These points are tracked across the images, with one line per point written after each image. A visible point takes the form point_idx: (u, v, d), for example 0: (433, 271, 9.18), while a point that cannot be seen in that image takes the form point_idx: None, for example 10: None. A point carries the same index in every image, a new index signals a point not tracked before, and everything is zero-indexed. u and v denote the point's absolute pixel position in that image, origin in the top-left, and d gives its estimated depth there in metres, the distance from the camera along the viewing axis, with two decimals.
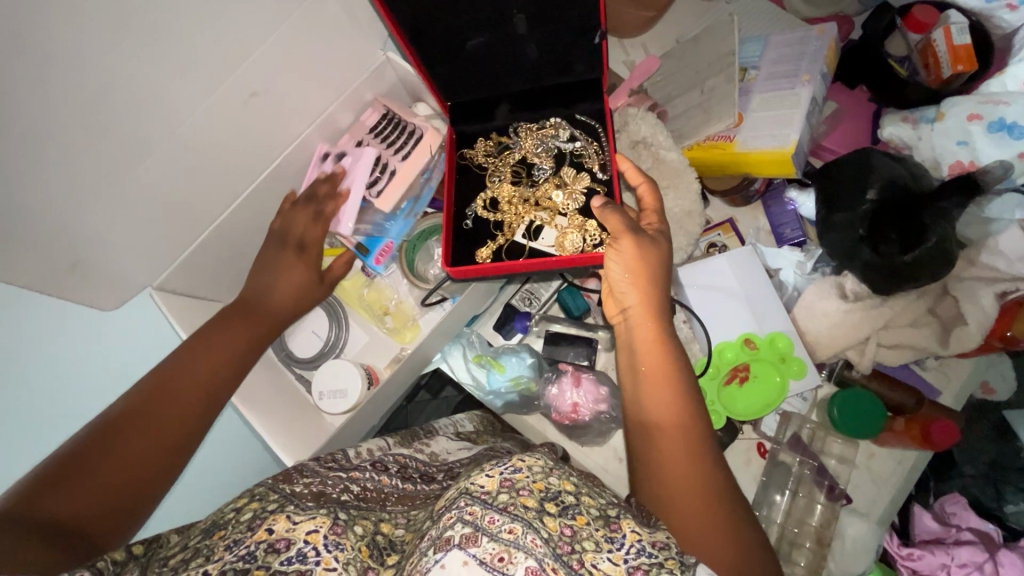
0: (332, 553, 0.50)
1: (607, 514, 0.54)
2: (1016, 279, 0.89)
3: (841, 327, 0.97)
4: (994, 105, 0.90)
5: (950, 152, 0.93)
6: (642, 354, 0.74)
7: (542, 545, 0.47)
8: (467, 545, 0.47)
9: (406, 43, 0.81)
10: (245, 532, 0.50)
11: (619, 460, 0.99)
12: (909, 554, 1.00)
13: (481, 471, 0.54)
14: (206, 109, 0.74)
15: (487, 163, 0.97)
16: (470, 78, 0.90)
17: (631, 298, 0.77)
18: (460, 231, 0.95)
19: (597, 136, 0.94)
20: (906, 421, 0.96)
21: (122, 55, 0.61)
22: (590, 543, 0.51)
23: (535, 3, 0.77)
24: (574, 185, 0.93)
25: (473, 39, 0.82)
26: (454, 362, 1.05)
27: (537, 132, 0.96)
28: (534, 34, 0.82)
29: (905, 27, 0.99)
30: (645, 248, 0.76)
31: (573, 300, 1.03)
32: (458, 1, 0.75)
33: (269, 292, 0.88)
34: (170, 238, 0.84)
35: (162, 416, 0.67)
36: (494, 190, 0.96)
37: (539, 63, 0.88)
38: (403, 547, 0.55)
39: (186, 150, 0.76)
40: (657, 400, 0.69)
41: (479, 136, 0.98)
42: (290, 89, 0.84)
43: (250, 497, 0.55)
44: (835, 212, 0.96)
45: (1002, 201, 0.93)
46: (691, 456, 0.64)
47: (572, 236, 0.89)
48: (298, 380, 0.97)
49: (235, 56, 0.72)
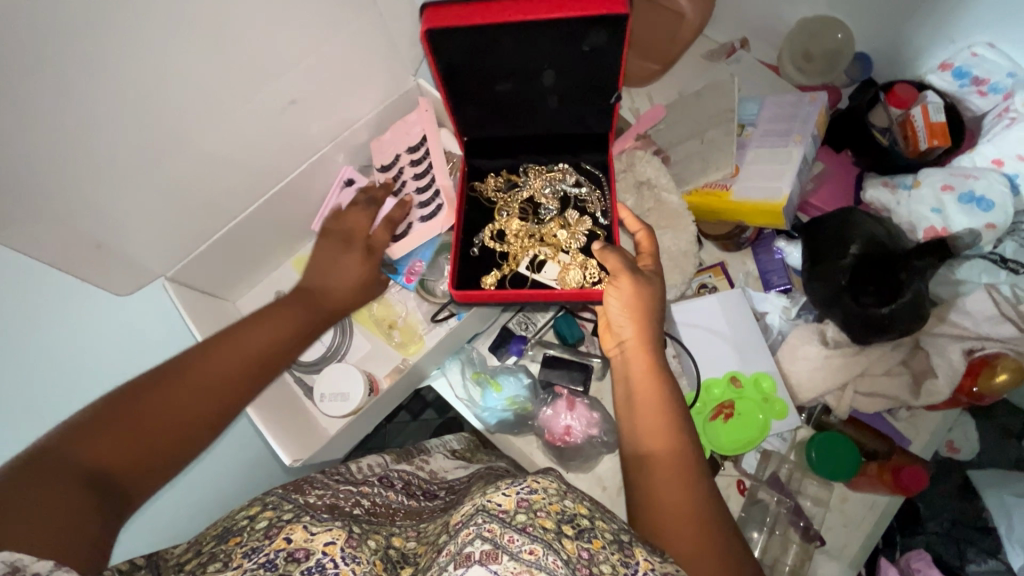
0: (350, 565, 0.49)
1: (620, 539, 0.56)
2: (981, 338, 0.96)
3: (821, 371, 1.02)
4: (965, 178, 0.99)
5: (924, 218, 1.01)
6: (634, 385, 0.77)
7: (562, 566, 0.49)
8: (488, 562, 0.49)
9: (440, 82, 0.86)
10: (262, 540, 0.51)
11: (603, 488, 1.00)
12: None
13: (497, 488, 0.57)
14: (244, 109, 0.78)
15: (497, 198, 1.02)
16: (486, 118, 0.95)
17: (628, 332, 0.81)
18: (468, 258, 0.98)
19: (600, 184, 1.01)
20: (878, 466, 1.00)
21: (182, 51, 0.66)
22: (608, 565, 0.52)
23: (561, 60, 0.83)
24: (577, 227, 0.99)
25: (501, 85, 0.87)
26: (451, 376, 1.08)
27: (546, 174, 1.01)
28: (558, 87, 0.88)
29: (887, 102, 1.10)
30: (640, 287, 0.81)
31: (568, 328, 1.07)
32: (498, 53, 0.81)
33: (336, 283, 0.91)
34: (189, 230, 0.86)
35: (204, 379, 0.68)
36: (502, 224, 1.00)
37: (558, 112, 0.93)
38: (416, 560, 0.55)
39: (219, 145, 0.80)
40: (650, 431, 0.72)
41: (491, 172, 1.03)
42: (324, 101, 0.89)
43: (264, 506, 0.56)
44: (818, 264, 1.03)
45: (970, 265, 1.01)
46: (680, 489, 0.67)
47: (573, 272, 0.94)
48: (295, 381, 0.97)
49: (280, 64, 0.77)
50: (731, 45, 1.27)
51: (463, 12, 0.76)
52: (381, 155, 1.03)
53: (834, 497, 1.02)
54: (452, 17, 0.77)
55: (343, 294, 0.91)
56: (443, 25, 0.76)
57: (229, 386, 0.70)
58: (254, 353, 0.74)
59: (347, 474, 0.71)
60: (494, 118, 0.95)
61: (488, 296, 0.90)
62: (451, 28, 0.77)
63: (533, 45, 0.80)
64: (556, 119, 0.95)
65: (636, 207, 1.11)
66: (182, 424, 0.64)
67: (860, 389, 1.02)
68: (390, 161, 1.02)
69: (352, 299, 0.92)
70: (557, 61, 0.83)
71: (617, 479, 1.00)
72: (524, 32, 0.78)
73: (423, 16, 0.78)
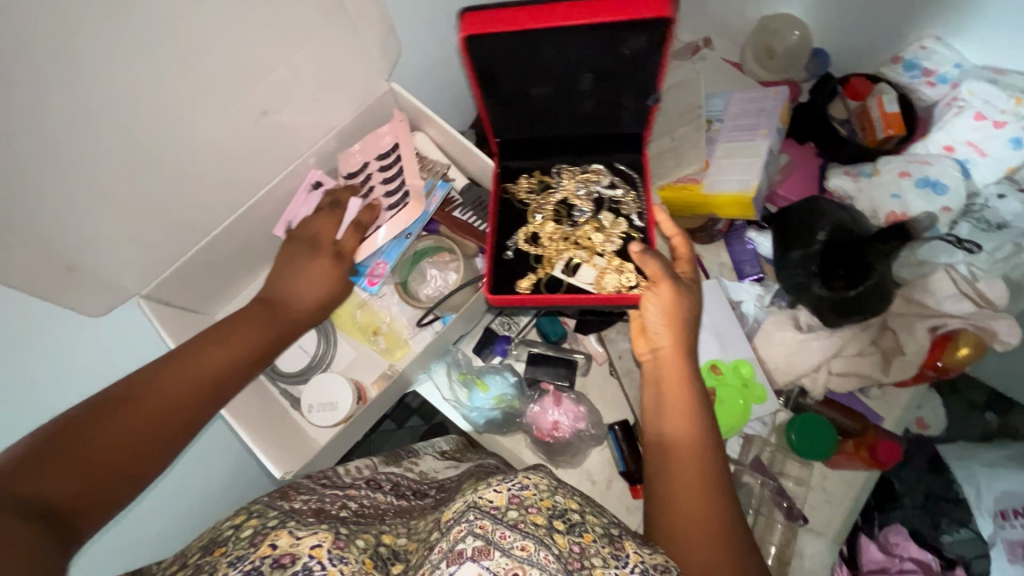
0: (337, 566, 0.48)
1: (610, 533, 0.58)
2: (943, 316, 1.01)
3: (797, 356, 1.06)
4: (921, 165, 1.04)
5: (885, 203, 1.05)
6: (665, 389, 0.81)
7: (554, 561, 0.50)
8: (480, 558, 0.49)
9: (476, 85, 0.87)
10: (249, 548, 0.50)
11: (593, 482, 1.02)
12: None
13: (489, 484, 0.58)
14: (215, 121, 0.77)
15: (529, 199, 1.01)
16: (519, 119, 0.96)
17: (663, 339, 0.85)
18: (501, 260, 0.97)
19: (635, 185, 0.99)
20: (853, 443, 1.05)
21: (148, 65, 0.65)
22: (598, 559, 0.53)
23: (602, 66, 0.84)
24: (613, 229, 0.97)
25: (537, 89, 0.89)
26: (437, 379, 1.07)
27: (580, 176, 1.01)
28: (596, 91, 0.89)
29: (845, 95, 1.17)
30: (680, 295, 0.85)
31: (551, 325, 1.09)
32: (536, 56, 0.82)
33: (296, 293, 0.90)
34: (163, 244, 0.85)
35: (160, 397, 0.68)
36: (537, 225, 0.98)
37: (591, 114, 0.95)
38: (408, 556, 0.55)
39: (190, 157, 0.78)
40: (677, 432, 0.76)
41: (523, 173, 1.02)
42: (297, 109, 0.88)
43: (248, 516, 0.55)
44: (790, 250, 1.07)
45: (930, 247, 1.05)
46: (699, 488, 0.70)
47: (610, 275, 0.92)
48: (281, 395, 0.96)
49: (249, 73, 0.76)
50: (695, 44, 1.31)
51: (500, 17, 0.78)
52: (345, 162, 1.01)
53: (815, 476, 1.05)
54: (491, 25, 0.78)
55: (305, 304, 0.90)
56: (479, 31, 0.78)
57: (183, 408, 0.70)
58: (210, 369, 0.74)
59: (332, 479, 0.71)
60: (513, 118, 0.96)
61: (523, 299, 0.89)
62: (492, 35, 0.78)
63: (572, 51, 0.81)
64: (573, 120, 0.96)
65: None
66: (139, 443, 0.64)
67: (836, 371, 1.04)
68: (357, 169, 1.01)
69: (315, 309, 0.92)
70: (595, 65, 0.84)
71: (606, 472, 1.02)
72: (552, 39, 0.79)
73: (462, 21, 0.79)
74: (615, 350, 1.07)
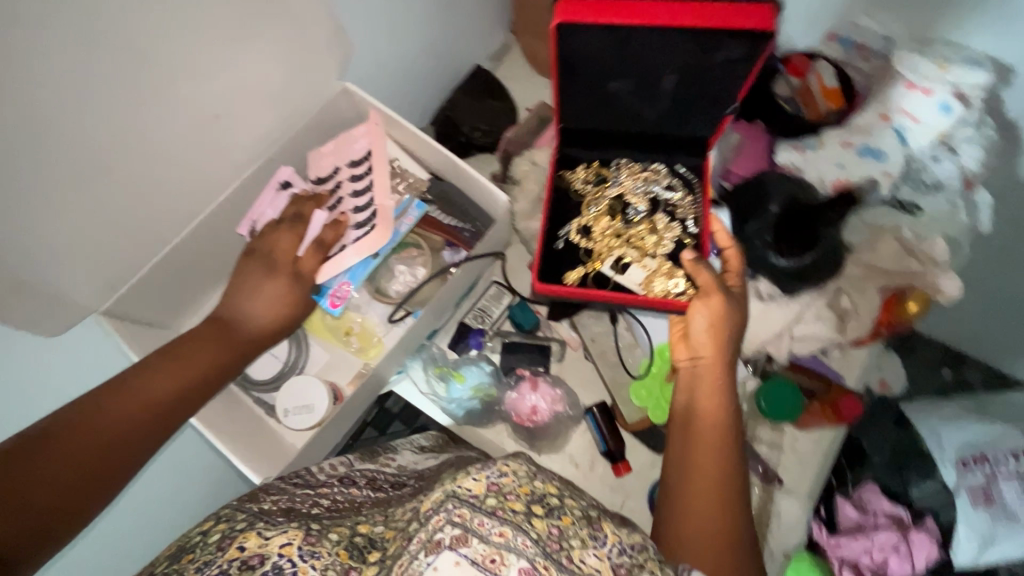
0: (308, 562, 0.51)
1: (589, 515, 0.60)
2: (890, 274, 1.07)
3: (761, 324, 1.10)
4: (861, 135, 1.08)
5: (830, 172, 1.11)
6: (700, 397, 0.84)
7: (532, 546, 0.51)
8: (458, 545, 0.50)
9: (555, 73, 0.89)
10: (216, 552, 0.51)
11: (575, 465, 1.04)
12: (836, 543, 1.05)
13: (466, 473, 0.58)
14: (166, 128, 0.76)
15: (585, 191, 1.05)
16: (596, 108, 0.97)
17: (705, 349, 0.87)
18: (552, 251, 1.03)
19: (692, 189, 1.04)
20: (819, 404, 1.10)
21: (90, 73, 0.63)
22: (577, 541, 0.55)
23: (687, 67, 0.86)
24: (664, 232, 1.03)
25: (615, 82, 0.90)
26: (414, 375, 1.07)
27: (640, 173, 1.04)
28: (676, 91, 0.91)
29: (786, 72, 1.19)
30: (729, 310, 0.87)
31: (524, 315, 1.10)
32: (626, 49, 0.84)
33: (253, 314, 0.88)
34: (120, 259, 0.83)
35: (102, 430, 0.67)
36: (590, 219, 1.04)
37: (665, 115, 0.96)
38: (385, 544, 0.55)
39: (142, 167, 0.77)
40: (703, 443, 0.80)
41: (583, 162, 1.06)
42: (249, 112, 0.87)
43: (219, 520, 0.56)
44: (747, 223, 1.11)
45: (876, 211, 1.11)
46: (714, 492, 0.77)
47: (659, 281, 0.98)
48: (257, 404, 0.95)
49: (198, 77, 0.75)
50: None
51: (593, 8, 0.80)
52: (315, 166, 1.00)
53: (786, 438, 1.10)
54: (583, 14, 0.80)
55: (264, 324, 0.88)
56: (573, 19, 0.80)
57: (126, 439, 0.69)
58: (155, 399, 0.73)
59: (304, 480, 0.70)
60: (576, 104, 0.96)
61: (571, 290, 0.94)
62: (580, 23, 0.80)
63: (665, 49, 0.83)
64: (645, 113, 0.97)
65: None
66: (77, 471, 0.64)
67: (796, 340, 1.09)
68: (327, 175, 1.00)
69: (276, 329, 0.89)
70: (682, 68, 0.86)
71: (588, 454, 1.04)
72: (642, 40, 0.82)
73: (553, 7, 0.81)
74: (587, 333, 1.10)
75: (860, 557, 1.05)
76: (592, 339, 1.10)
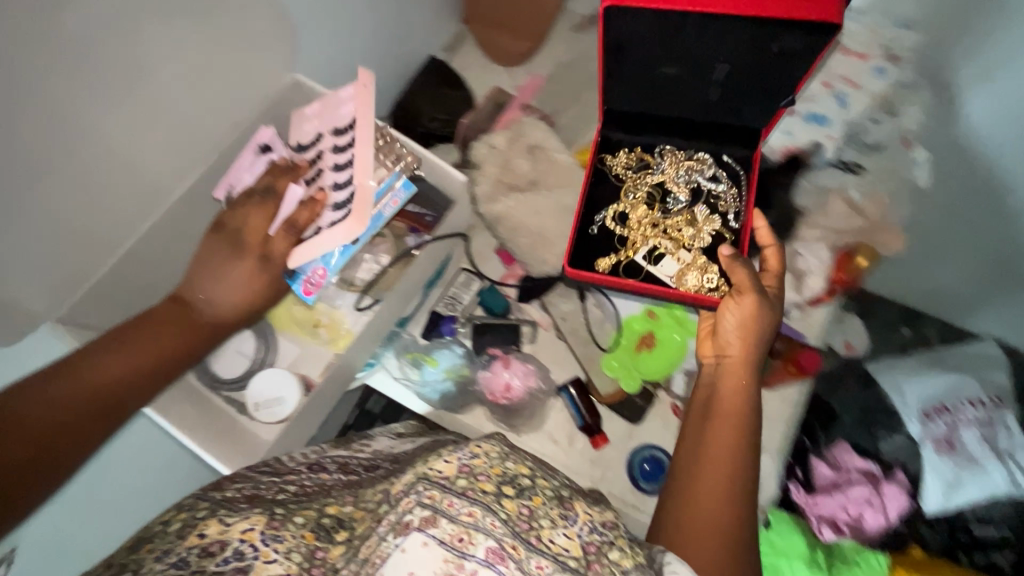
0: (270, 546, 0.52)
1: (560, 495, 0.61)
2: (840, 234, 1.11)
3: None
4: (809, 102, 1.18)
5: (779, 138, 1.17)
6: (721, 395, 0.83)
7: (501, 526, 0.53)
8: (426, 526, 0.53)
9: (604, 56, 0.93)
10: (176, 540, 0.51)
11: (554, 442, 1.05)
12: (813, 501, 1.08)
13: (436, 456, 0.59)
14: (113, 127, 0.75)
15: (624, 175, 1.08)
16: (644, 96, 1.01)
17: (732, 348, 0.86)
18: (586, 234, 1.05)
19: (737, 184, 1.05)
20: (784, 361, 1.11)
21: (31, 72, 0.62)
22: (546, 520, 0.57)
23: (739, 58, 0.89)
24: (704, 225, 1.03)
25: (666, 68, 0.94)
26: (388, 365, 1.08)
27: (683, 163, 1.07)
28: (724, 82, 0.94)
29: None
30: (761, 310, 0.86)
31: (493, 298, 1.13)
32: (674, 36, 0.88)
33: (215, 303, 0.85)
34: (71, 263, 0.81)
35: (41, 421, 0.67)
36: (628, 207, 1.06)
37: (714, 104, 0.99)
38: (353, 523, 0.57)
39: (92, 168, 0.75)
40: (718, 439, 0.78)
41: (623, 148, 1.09)
42: (199, 108, 0.86)
43: (179, 510, 0.56)
44: None
45: (825, 174, 1.15)
46: (723, 499, 0.74)
47: (691, 275, 0.98)
48: (227, 403, 0.92)
49: (144, 74, 0.74)
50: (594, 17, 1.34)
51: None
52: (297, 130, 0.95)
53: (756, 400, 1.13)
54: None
55: (225, 314, 0.86)
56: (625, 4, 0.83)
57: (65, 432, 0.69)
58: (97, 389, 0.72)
59: (271, 467, 0.70)
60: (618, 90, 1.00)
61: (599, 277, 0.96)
62: (633, 8, 0.84)
63: (716, 41, 0.87)
64: (687, 102, 1.00)
65: (532, 168, 1.15)
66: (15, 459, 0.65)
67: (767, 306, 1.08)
68: (310, 142, 0.95)
69: (237, 320, 0.87)
70: (733, 57, 0.89)
71: (564, 429, 1.05)
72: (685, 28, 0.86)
73: None
74: (557, 313, 1.13)
75: (837, 513, 1.08)
76: (563, 318, 1.13)
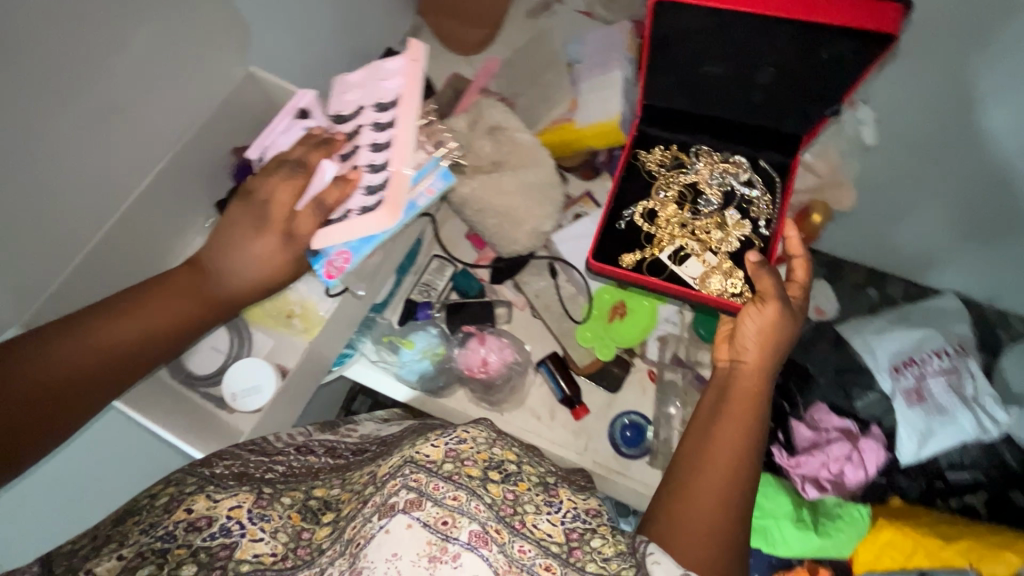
0: (257, 525, 0.57)
1: (545, 482, 0.65)
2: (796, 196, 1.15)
3: None
4: None
5: None
6: (733, 395, 0.80)
7: (485, 510, 0.57)
8: (411, 509, 0.56)
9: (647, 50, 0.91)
10: (164, 514, 0.55)
11: (536, 417, 1.08)
12: (795, 462, 1.15)
13: (423, 440, 0.63)
14: (58, 124, 0.72)
15: (659, 172, 1.07)
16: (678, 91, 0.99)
17: (750, 353, 0.83)
18: (614, 229, 1.05)
19: (773, 189, 1.04)
20: None
21: None
22: (531, 506, 0.61)
23: (787, 60, 0.87)
24: (734, 229, 1.03)
25: (707, 66, 0.92)
26: (366, 352, 1.09)
27: (718, 165, 1.06)
28: (770, 85, 0.92)
29: None
30: (783, 320, 0.83)
31: (466, 281, 1.16)
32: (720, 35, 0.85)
33: (233, 275, 0.79)
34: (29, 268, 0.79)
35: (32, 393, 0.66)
36: (658, 204, 1.05)
37: (758, 107, 0.97)
38: (338, 505, 0.62)
39: (42, 169, 0.73)
40: (726, 438, 0.76)
41: (660, 144, 1.09)
42: (151, 104, 0.85)
43: (167, 483, 0.58)
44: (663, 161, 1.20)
45: None
46: (717, 505, 0.71)
47: (716, 278, 0.98)
48: (205, 399, 0.92)
49: (88, 68, 0.72)
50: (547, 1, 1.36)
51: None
52: (339, 106, 0.88)
53: None
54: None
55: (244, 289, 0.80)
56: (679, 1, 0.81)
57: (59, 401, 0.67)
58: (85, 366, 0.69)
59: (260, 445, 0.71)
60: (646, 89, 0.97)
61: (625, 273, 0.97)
62: (686, 6, 0.82)
63: (763, 40, 0.84)
64: (722, 99, 0.98)
65: (495, 150, 1.07)
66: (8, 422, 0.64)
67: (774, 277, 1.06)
68: (350, 113, 0.87)
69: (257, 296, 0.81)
70: (779, 59, 0.87)
71: (546, 402, 1.08)
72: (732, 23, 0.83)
73: None
74: (531, 291, 1.16)
75: (820, 472, 1.14)
76: (536, 295, 1.15)
